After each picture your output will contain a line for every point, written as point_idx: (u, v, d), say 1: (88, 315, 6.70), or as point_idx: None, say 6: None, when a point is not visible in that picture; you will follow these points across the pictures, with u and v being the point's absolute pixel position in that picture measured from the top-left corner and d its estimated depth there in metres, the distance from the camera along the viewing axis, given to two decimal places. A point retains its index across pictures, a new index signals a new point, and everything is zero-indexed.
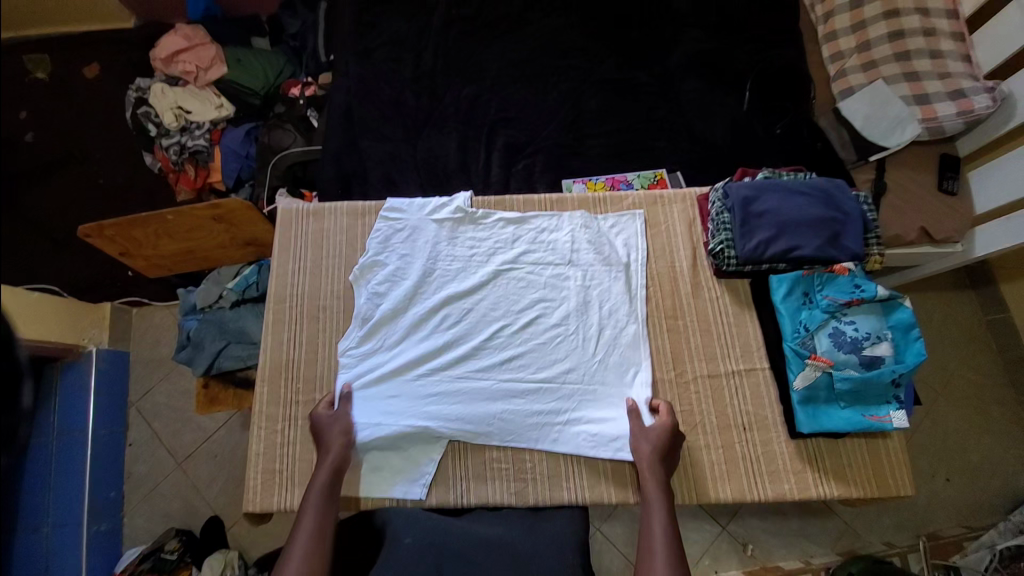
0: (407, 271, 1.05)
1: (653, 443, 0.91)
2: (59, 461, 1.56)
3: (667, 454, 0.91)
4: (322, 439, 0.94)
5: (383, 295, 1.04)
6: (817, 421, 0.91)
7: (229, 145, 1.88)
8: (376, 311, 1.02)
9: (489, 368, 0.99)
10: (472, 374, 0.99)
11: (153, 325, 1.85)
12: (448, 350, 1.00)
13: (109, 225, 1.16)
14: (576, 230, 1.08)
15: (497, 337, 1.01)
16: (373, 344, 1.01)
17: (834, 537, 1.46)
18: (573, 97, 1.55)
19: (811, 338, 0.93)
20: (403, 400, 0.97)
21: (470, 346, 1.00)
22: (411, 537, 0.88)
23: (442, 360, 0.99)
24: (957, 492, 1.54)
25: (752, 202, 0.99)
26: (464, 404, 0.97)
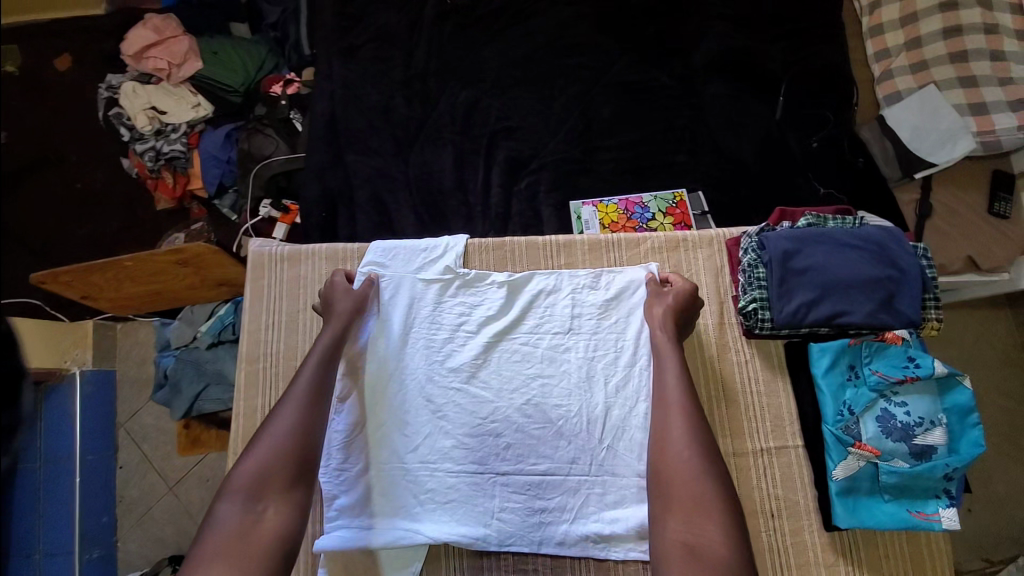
0: (389, 342, 0.94)
1: (668, 304, 0.89)
2: (47, 488, 1.45)
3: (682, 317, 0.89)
4: (338, 300, 0.92)
5: (361, 369, 0.92)
6: (858, 517, 0.79)
7: (208, 150, 1.72)
8: (354, 390, 0.91)
9: (484, 459, 0.88)
10: (467, 468, 0.88)
11: (140, 343, 1.72)
12: (438, 440, 0.89)
13: (63, 271, 1.06)
14: (579, 294, 0.96)
15: (492, 423, 0.89)
16: (353, 429, 0.90)
17: None
18: (582, 102, 1.38)
19: (856, 422, 0.80)
20: (390, 495, 0.87)
21: (462, 435, 0.89)
22: None
23: (432, 452, 0.88)
24: (980, 523, 1.40)
25: (792, 256, 0.84)
26: (460, 502, 0.87)
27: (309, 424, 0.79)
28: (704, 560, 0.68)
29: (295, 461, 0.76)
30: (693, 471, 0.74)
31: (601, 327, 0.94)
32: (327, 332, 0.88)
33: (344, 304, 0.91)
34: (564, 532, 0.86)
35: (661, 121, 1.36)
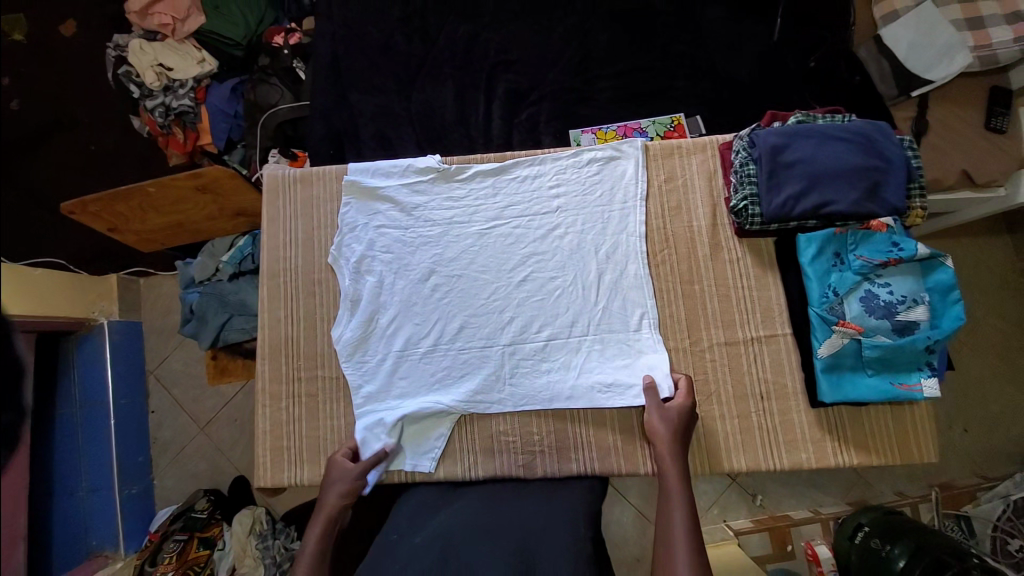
0: (393, 245, 1.01)
1: (670, 423, 0.85)
2: (85, 429, 1.54)
3: (684, 430, 0.85)
4: (333, 483, 0.89)
5: (368, 272, 1.00)
6: (843, 392, 0.85)
7: (216, 104, 1.74)
8: (364, 291, 0.99)
9: (488, 333, 0.96)
10: (477, 343, 0.96)
11: (164, 296, 1.79)
12: (448, 321, 0.97)
13: (91, 199, 1.13)
14: (562, 174, 1.01)
15: (494, 301, 0.97)
16: (369, 323, 0.98)
17: (845, 487, 1.40)
18: (579, 33, 1.39)
19: (840, 303, 0.85)
20: (408, 377, 0.96)
21: (468, 315, 0.97)
22: (421, 537, 0.81)
23: (443, 333, 0.97)
24: (974, 442, 1.42)
25: (781, 151, 0.88)
26: (473, 374, 0.95)
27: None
28: None
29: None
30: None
31: (587, 200, 1.00)
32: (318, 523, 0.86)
33: (335, 492, 0.88)
34: (571, 388, 0.94)
35: (658, 49, 1.37)
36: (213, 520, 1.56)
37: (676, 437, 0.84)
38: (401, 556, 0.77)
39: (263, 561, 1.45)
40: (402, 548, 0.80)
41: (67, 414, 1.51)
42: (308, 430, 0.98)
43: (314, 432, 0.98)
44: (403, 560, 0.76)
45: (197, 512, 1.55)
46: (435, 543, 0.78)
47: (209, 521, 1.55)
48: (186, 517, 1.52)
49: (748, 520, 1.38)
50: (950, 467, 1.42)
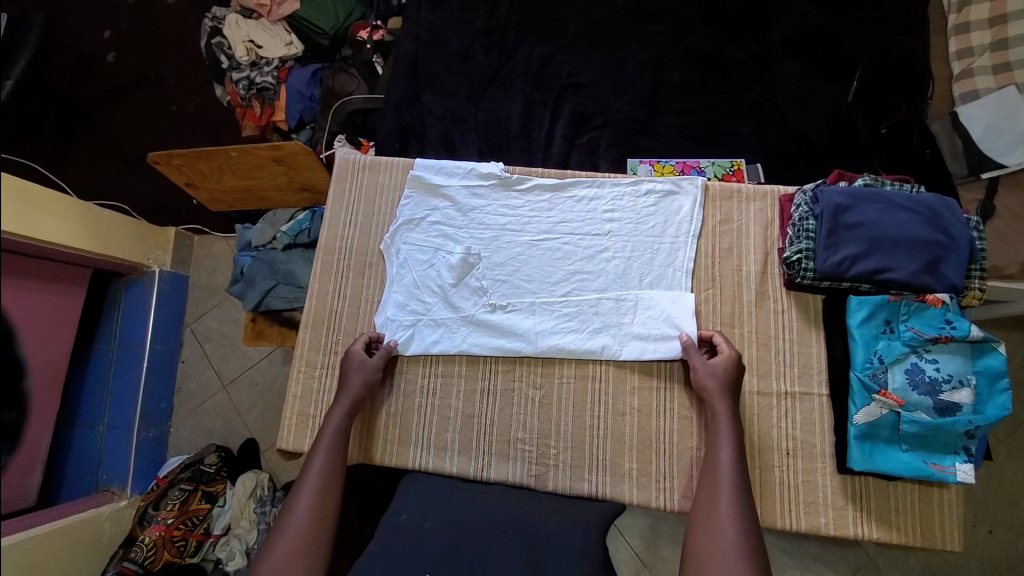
0: (445, 240, 1.05)
1: (719, 375, 0.88)
2: (116, 368, 1.60)
3: (733, 384, 0.88)
4: (355, 370, 0.96)
5: (415, 263, 1.04)
6: (873, 461, 0.84)
7: (295, 86, 1.81)
8: (409, 279, 1.03)
9: (522, 341, 0.98)
10: (508, 345, 0.98)
11: (212, 255, 1.86)
12: (484, 321, 1.00)
13: (177, 154, 1.21)
14: (618, 200, 1.03)
15: (533, 308, 1.00)
16: (410, 310, 1.01)
17: (854, 570, 1.32)
18: (652, 68, 1.42)
19: (884, 371, 0.85)
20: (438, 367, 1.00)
21: (505, 317, 1.00)
22: (431, 522, 0.83)
23: (478, 330, 1.00)
24: (999, 547, 1.34)
25: (845, 211, 0.89)
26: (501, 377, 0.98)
27: (316, 527, 0.83)
28: None
29: (309, 536, 0.81)
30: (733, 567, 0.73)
31: (640, 230, 1.01)
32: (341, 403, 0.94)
33: (357, 379, 0.95)
34: (594, 403, 0.96)
35: (728, 94, 1.39)
36: (217, 477, 1.58)
37: (726, 389, 0.88)
38: (408, 540, 0.80)
39: (257, 526, 1.49)
40: (412, 530, 0.82)
41: (105, 349, 1.58)
42: None
43: None
44: (413, 544, 0.80)
45: (205, 466, 1.58)
46: (448, 529, 0.81)
47: (213, 477, 1.57)
48: (193, 469, 1.56)
49: None
50: (970, 569, 1.34)
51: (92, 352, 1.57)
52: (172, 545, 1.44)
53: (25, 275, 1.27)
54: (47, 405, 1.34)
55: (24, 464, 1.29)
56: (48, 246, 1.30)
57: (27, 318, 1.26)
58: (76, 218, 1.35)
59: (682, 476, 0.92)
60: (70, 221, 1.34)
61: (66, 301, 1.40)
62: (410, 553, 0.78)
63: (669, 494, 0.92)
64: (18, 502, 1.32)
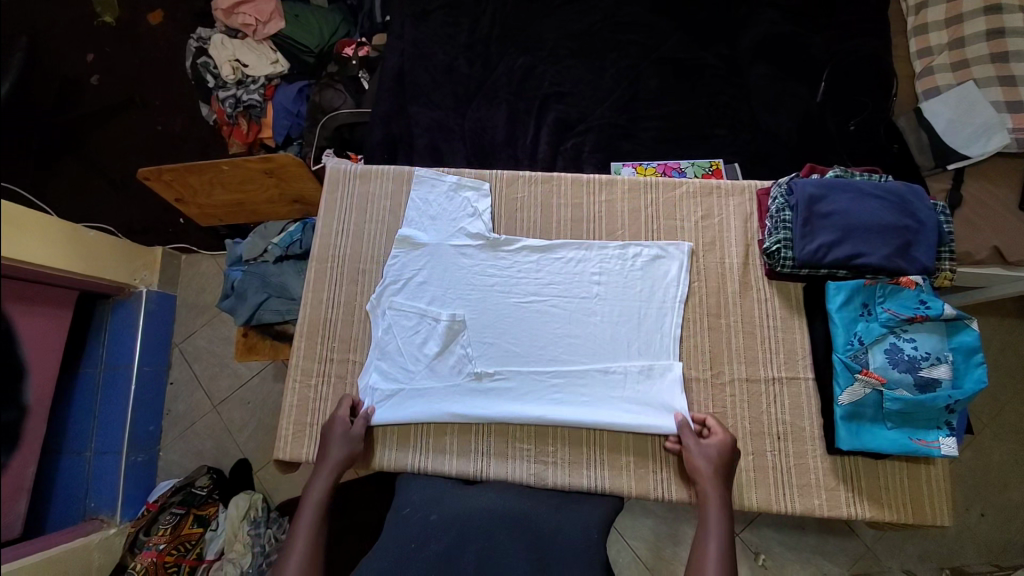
0: (432, 304, 1.03)
1: (711, 462, 0.87)
2: (104, 392, 1.57)
3: (724, 468, 0.87)
4: (334, 443, 0.94)
5: (400, 327, 1.02)
6: (861, 439, 0.87)
7: (281, 102, 1.83)
8: (394, 343, 1.01)
9: (510, 408, 0.96)
10: (496, 410, 0.97)
11: (199, 273, 1.85)
12: (471, 387, 0.98)
13: (167, 169, 1.22)
14: (606, 263, 1.02)
15: (523, 374, 0.98)
16: (396, 381, 1.00)
17: (852, 558, 1.34)
18: (630, 75, 1.48)
19: (865, 352, 0.88)
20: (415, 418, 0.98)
21: (494, 382, 0.98)
22: (437, 515, 0.84)
23: (466, 395, 0.98)
24: (990, 528, 1.37)
25: (818, 201, 0.93)
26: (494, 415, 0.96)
27: None
28: None
29: None
30: None
31: (627, 294, 1.00)
32: (322, 477, 0.92)
33: (337, 450, 0.94)
34: (587, 463, 0.95)
35: (704, 99, 1.44)
36: (210, 500, 1.57)
37: (716, 475, 0.86)
38: (414, 535, 0.81)
39: (252, 549, 1.46)
40: (414, 531, 0.82)
41: (91, 371, 1.56)
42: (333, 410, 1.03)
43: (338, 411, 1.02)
44: (417, 539, 0.81)
45: (197, 489, 1.57)
46: (452, 525, 0.81)
47: (206, 500, 1.56)
48: (185, 492, 1.55)
49: None
50: (964, 551, 1.36)
51: (78, 376, 1.55)
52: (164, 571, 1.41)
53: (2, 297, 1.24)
54: (32, 429, 1.31)
55: (7, 495, 1.27)
56: (24, 265, 1.26)
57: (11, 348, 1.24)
58: (61, 239, 1.35)
59: (676, 467, 0.94)
60: (45, 239, 1.31)
61: (47, 325, 1.37)
62: (425, 549, 0.79)
63: (667, 485, 0.93)
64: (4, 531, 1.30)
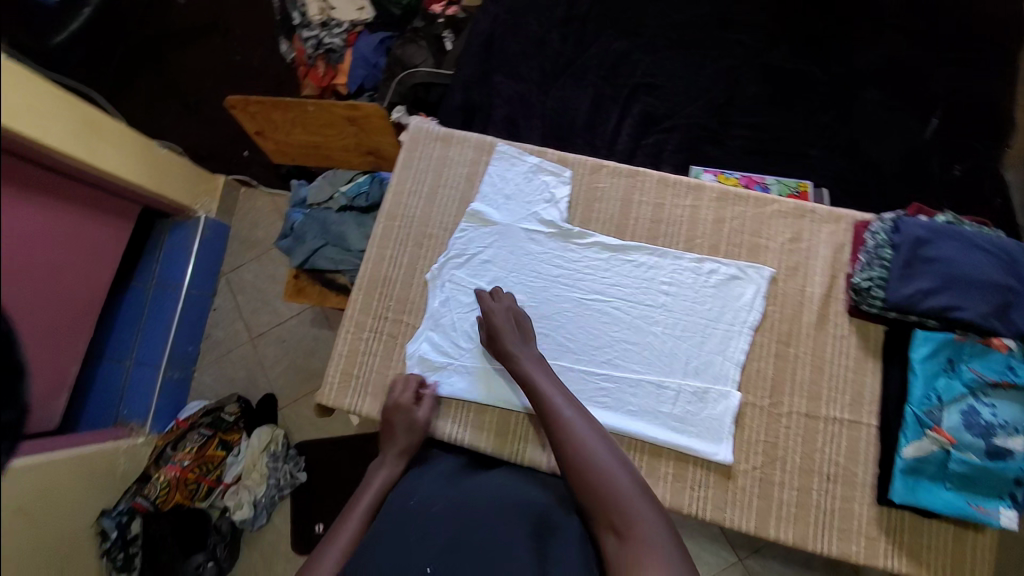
0: (493, 283, 1.02)
1: (504, 318, 0.93)
2: (151, 307, 1.61)
3: (513, 324, 0.93)
4: (403, 429, 0.94)
5: (460, 300, 1.02)
6: (916, 495, 0.82)
7: (361, 51, 1.77)
8: (450, 317, 1.01)
9: None
10: None
11: (255, 210, 1.84)
12: None
13: (255, 100, 1.25)
14: (678, 274, 0.98)
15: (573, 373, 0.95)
16: (446, 353, 1.00)
17: None
18: (728, 78, 1.41)
19: (940, 409, 0.83)
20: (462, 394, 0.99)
21: None
22: (440, 506, 0.78)
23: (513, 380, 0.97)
24: None
25: (921, 244, 0.87)
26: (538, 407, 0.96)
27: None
28: (635, 538, 0.67)
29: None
30: (617, 482, 0.73)
31: (694, 311, 0.96)
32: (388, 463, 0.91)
33: (408, 435, 0.93)
34: None
35: (802, 115, 1.37)
36: (235, 427, 1.60)
37: (513, 327, 0.93)
38: (421, 524, 0.75)
39: (268, 480, 1.52)
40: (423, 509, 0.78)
41: (141, 287, 1.61)
42: (380, 366, 1.03)
43: (385, 368, 1.02)
44: (421, 532, 0.74)
45: (225, 414, 1.59)
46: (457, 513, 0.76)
47: (231, 427, 1.59)
48: (214, 415, 1.57)
49: None
50: None
51: (130, 288, 1.60)
52: (185, 488, 1.49)
53: (70, 199, 1.29)
54: (75, 325, 1.36)
55: (48, 386, 1.32)
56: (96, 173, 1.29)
57: (55, 257, 1.26)
58: (131, 155, 1.38)
59: (716, 488, 0.89)
60: (120, 150, 1.35)
61: (109, 234, 1.41)
62: (433, 542, 0.72)
63: (703, 505, 0.89)
64: (41, 425, 1.34)
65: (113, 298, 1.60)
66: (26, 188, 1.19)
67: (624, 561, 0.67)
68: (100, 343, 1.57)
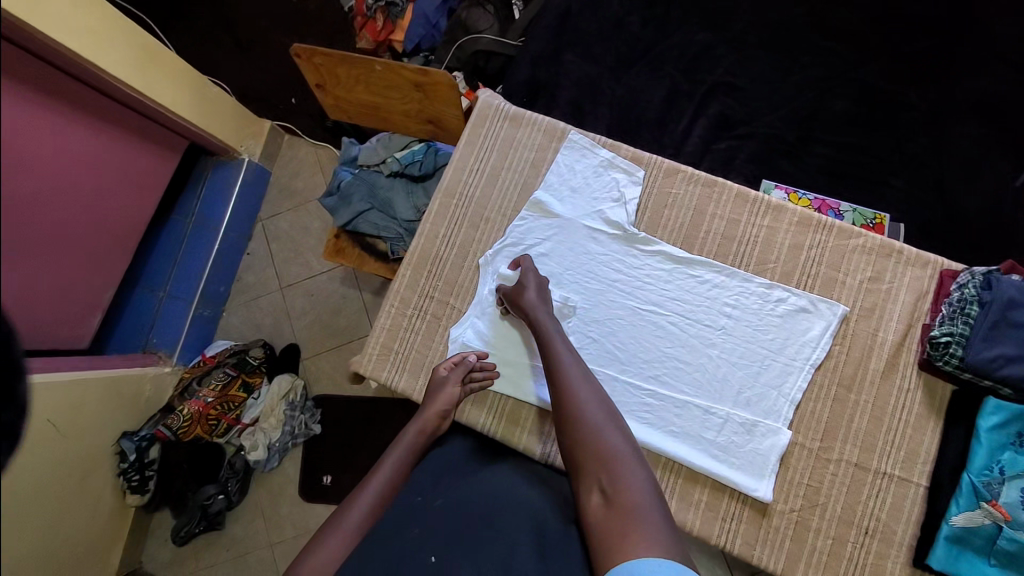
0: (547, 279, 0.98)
1: (528, 279, 0.93)
2: (189, 243, 1.59)
3: (537, 287, 0.92)
4: (435, 392, 0.92)
5: None
6: (957, 566, 0.80)
7: (423, 8, 1.56)
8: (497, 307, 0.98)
9: None
10: None
11: (297, 158, 1.77)
12: None
13: (320, 52, 1.20)
14: (743, 298, 0.94)
15: (617, 383, 0.93)
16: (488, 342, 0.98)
17: None
18: (817, 88, 1.31)
19: (1001, 483, 0.79)
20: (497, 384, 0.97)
21: None
22: (443, 500, 0.77)
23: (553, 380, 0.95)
24: None
25: (1015, 307, 0.81)
26: None
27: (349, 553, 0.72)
28: (622, 505, 0.64)
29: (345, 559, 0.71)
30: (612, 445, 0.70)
31: (754, 339, 0.92)
32: (415, 425, 0.89)
33: (441, 399, 0.91)
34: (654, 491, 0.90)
35: (891, 139, 1.27)
36: (257, 370, 1.54)
37: (535, 288, 0.92)
38: (423, 519, 0.74)
39: (283, 426, 1.51)
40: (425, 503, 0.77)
41: (181, 221, 1.59)
42: (421, 345, 1.01)
43: (425, 348, 1.01)
44: (423, 527, 0.72)
45: (250, 357, 1.55)
46: (458, 507, 0.74)
47: (254, 370, 1.54)
48: (240, 356, 1.53)
49: None
50: None
51: (171, 221, 1.59)
52: (206, 422, 1.46)
53: (122, 126, 1.26)
54: (115, 253, 1.33)
55: (80, 308, 1.29)
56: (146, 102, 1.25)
57: (102, 183, 1.24)
58: (180, 91, 1.34)
59: (748, 523, 0.87)
60: (174, 81, 1.32)
61: (155, 166, 1.38)
62: (430, 531, 0.71)
63: (732, 537, 0.87)
64: (72, 343, 1.32)
65: (153, 230, 1.59)
66: (80, 109, 1.16)
67: (608, 524, 0.63)
68: (137, 272, 1.57)
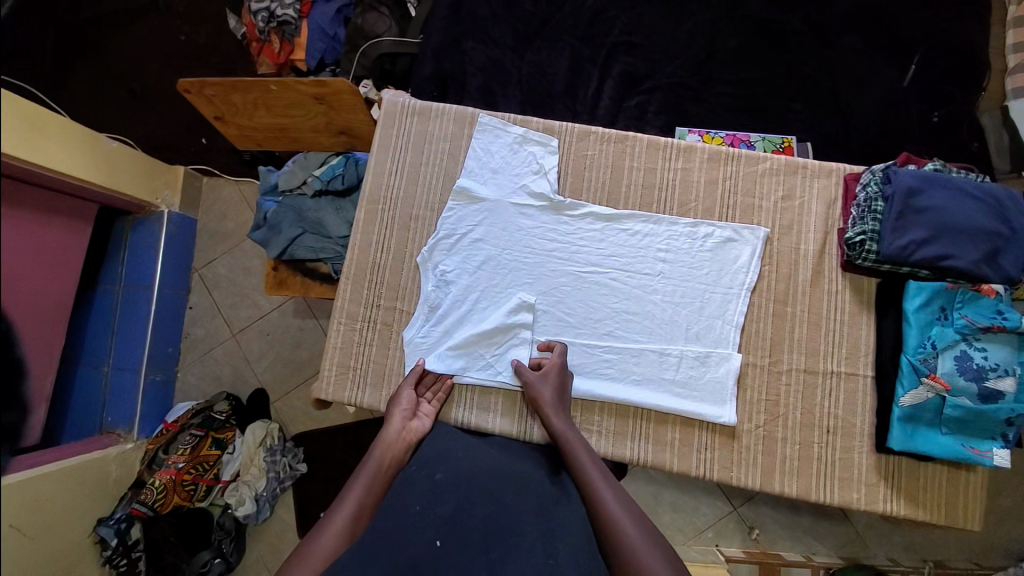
0: (486, 263, 0.99)
1: (551, 384, 0.89)
2: (123, 311, 1.51)
3: (561, 388, 0.90)
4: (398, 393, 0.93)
5: (454, 283, 0.98)
6: (913, 442, 0.85)
7: (318, 21, 1.50)
8: (445, 300, 0.98)
9: None
10: None
11: (221, 199, 1.70)
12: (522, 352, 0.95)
13: (210, 83, 1.16)
14: (674, 240, 0.97)
15: (576, 346, 0.95)
16: (441, 334, 0.97)
17: (841, 541, 1.23)
18: (708, 32, 1.36)
19: (935, 356, 0.85)
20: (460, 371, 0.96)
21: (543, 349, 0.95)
22: (442, 474, 0.76)
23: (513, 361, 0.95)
24: None
25: (915, 195, 0.88)
26: None
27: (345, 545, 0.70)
28: None
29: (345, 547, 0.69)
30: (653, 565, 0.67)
31: (692, 277, 0.96)
32: (390, 426, 0.88)
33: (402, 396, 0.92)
34: (632, 442, 0.92)
35: (785, 66, 1.34)
36: (227, 425, 1.49)
37: (560, 392, 0.89)
38: (422, 495, 0.70)
39: (268, 474, 1.44)
40: (421, 484, 0.74)
41: (110, 289, 1.50)
42: (377, 355, 1.00)
43: (382, 357, 1.00)
44: (424, 501, 0.69)
45: (216, 413, 1.48)
46: (460, 482, 0.74)
47: (223, 425, 1.48)
48: (204, 414, 1.46)
49: (739, 553, 1.22)
50: None
51: (99, 291, 1.50)
52: (182, 489, 1.39)
53: (22, 205, 1.17)
54: (46, 338, 1.25)
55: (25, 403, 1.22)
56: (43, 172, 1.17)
57: (22, 274, 1.16)
58: (78, 152, 1.25)
59: (722, 448, 0.91)
60: (66, 143, 1.23)
61: (65, 237, 1.29)
62: (438, 501, 0.69)
63: (710, 466, 0.91)
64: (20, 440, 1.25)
65: (80, 304, 1.49)
66: None
67: None
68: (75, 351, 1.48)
